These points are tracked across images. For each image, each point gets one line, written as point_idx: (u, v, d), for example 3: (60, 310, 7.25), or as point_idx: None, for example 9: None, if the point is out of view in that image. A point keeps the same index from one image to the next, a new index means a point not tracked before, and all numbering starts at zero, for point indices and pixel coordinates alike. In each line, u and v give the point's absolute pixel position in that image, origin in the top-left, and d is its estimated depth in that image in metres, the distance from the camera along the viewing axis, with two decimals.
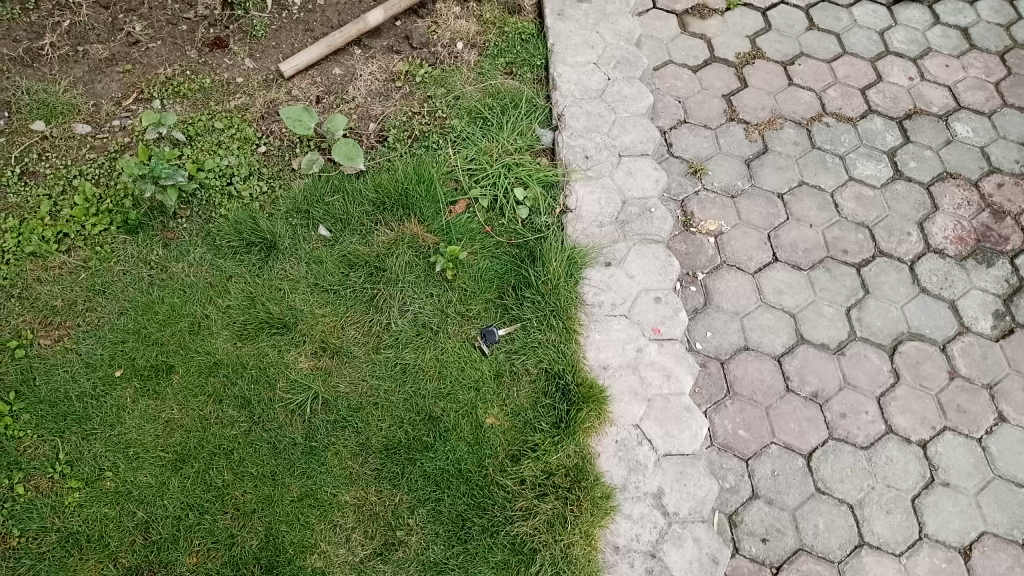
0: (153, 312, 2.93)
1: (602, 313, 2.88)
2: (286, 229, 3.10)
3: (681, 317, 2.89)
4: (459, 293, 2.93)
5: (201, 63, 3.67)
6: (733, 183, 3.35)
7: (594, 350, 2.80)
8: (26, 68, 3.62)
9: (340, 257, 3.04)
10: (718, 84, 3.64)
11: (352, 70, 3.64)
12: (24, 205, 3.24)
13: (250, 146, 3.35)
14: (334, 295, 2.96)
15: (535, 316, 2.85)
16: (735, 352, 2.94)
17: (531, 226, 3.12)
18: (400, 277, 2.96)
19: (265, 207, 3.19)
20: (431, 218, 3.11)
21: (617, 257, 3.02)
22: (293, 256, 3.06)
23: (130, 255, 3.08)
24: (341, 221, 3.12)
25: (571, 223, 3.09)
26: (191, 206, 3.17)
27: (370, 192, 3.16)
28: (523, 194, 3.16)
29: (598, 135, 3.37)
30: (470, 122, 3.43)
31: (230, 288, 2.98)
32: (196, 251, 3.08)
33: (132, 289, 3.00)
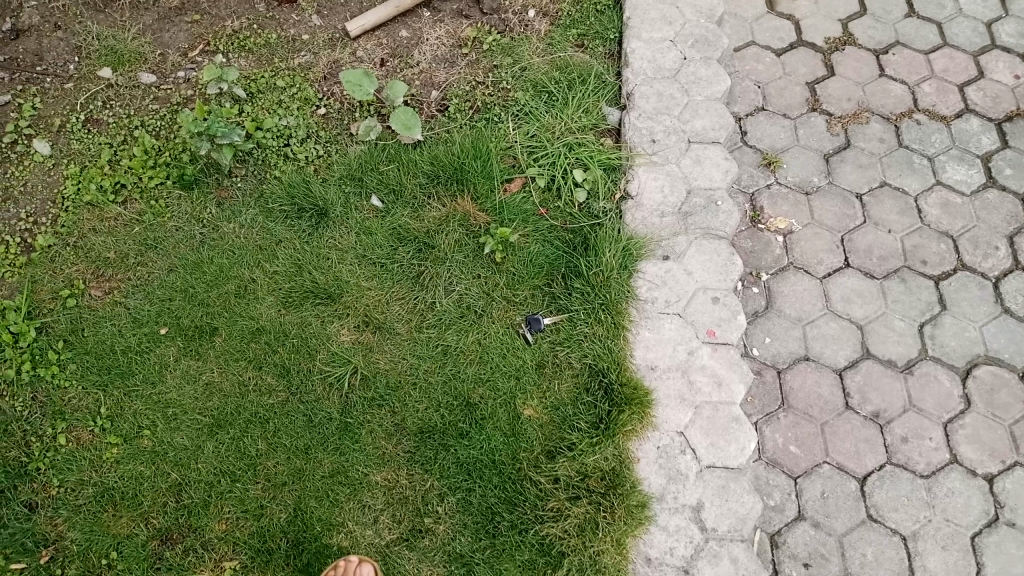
0: (202, 272, 2.92)
1: (654, 310, 2.74)
2: (338, 196, 3.03)
3: (739, 321, 2.71)
4: (508, 276, 2.84)
5: (269, 17, 3.61)
6: (809, 179, 3.15)
7: (642, 348, 2.67)
8: (99, 14, 3.63)
9: (391, 231, 2.96)
10: (802, 70, 3.42)
11: (419, 33, 3.53)
12: (86, 152, 3.27)
13: (310, 107, 3.29)
14: (383, 268, 2.89)
15: (583, 307, 2.73)
16: (794, 362, 2.79)
17: (587, 210, 3.00)
18: (448, 256, 2.88)
19: (319, 171, 3.13)
20: (486, 196, 3.00)
21: (677, 250, 2.87)
22: (344, 224, 2.99)
23: (184, 211, 3.07)
24: (394, 191, 3.04)
25: (629, 211, 2.96)
26: (247, 165, 3.14)
27: (425, 164, 3.06)
28: (582, 175, 3.03)
29: (668, 117, 3.18)
30: (535, 95, 3.29)
31: (278, 253, 2.93)
32: (249, 212, 3.04)
33: (184, 246, 3.00)
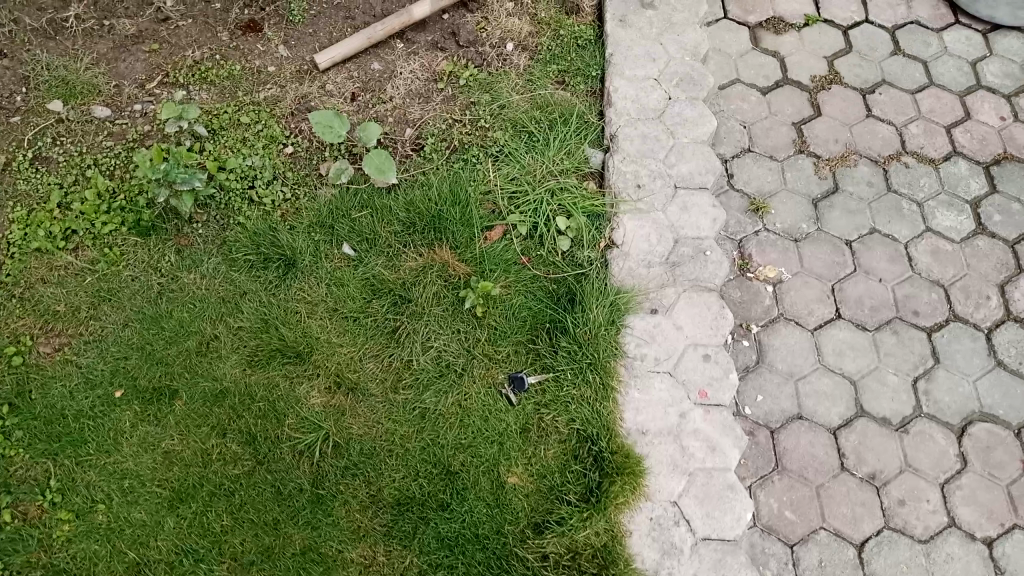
0: (160, 327, 2.76)
1: (643, 368, 2.61)
2: (308, 245, 2.86)
3: (731, 379, 2.60)
4: (489, 331, 2.69)
5: (232, 48, 3.41)
6: (797, 225, 3.04)
7: (632, 411, 2.54)
8: (48, 41, 3.40)
9: (364, 282, 2.80)
10: (788, 110, 3.30)
11: (392, 66, 3.37)
12: (34, 194, 3.06)
13: (277, 146, 3.11)
14: (354, 322, 2.75)
15: (569, 368, 2.59)
16: (787, 421, 2.69)
17: (570, 259, 2.86)
18: (426, 311, 2.73)
19: (286, 216, 2.95)
20: (465, 246, 2.85)
21: (665, 303, 2.75)
22: (313, 275, 2.82)
23: (140, 260, 2.89)
24: (367, 239, 2.87)
25: (615, 260, 2.83)
26: (209, 210, 2.96)
27: (401, 211, 2.90)
28: (564, 223, 2.90)
29: (653, 161, 3.06)
30: (515, 135, 3.15)
31: (243, 307, 2.78)
32: (212, 260, 2.88)
33: (140, 297, 2.83)
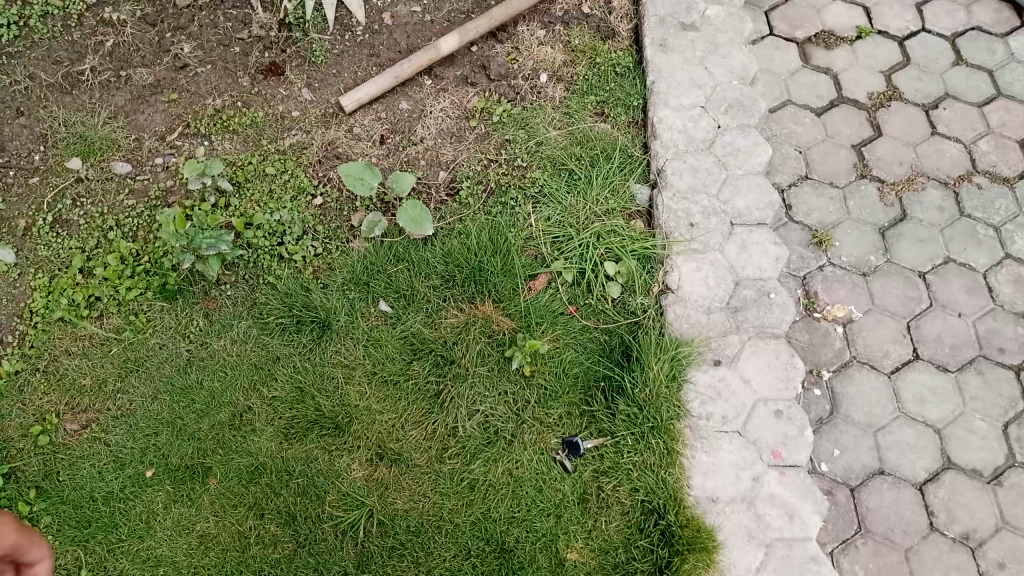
0: (191, 399, 2.62)
1: (710, 428, 2.45)
2: (342, 304, 2.70)
3: (807, 438, 2.44)
4: (539, 392, 2.52)
5: (254, 93, 3.25)
6: (865, 257, 2.81)
7: (700, 476, 2.38)
8: (65, 96, 3.25)
9: (403, 340, 2.63)
10: (846, 130, 3.07)
11: (421, 105, 3.18)
12: (55, 259, 2.93)
13: (305, 197, 2.96)
14: (393, 386, 2.57)
15: (628, 432, 2.44)
16: (868, 477, 2.47)
17: (622, 307, 2.68)
18: (469, 373, 2.55)
19: (318, 275, 2.81)
20: (509, 300, 2.67)
21: (729, 354, 2.57)
22: (349, 336, 2.65)
23: (168, 325, 2.75)
24: (404, 294, 2.70)
25: (671, 307, 2.65)
26: (236, 270, 2.80)
27: (438, 263, 2.73)
28: (614, 268, 2.71)
29: (706, 196, 2.85)
30: (554, 174, 2.95)
31: (277, 374, 2.61)
32: (242, 323, 2.72)
33: (169, 365, 2.69)
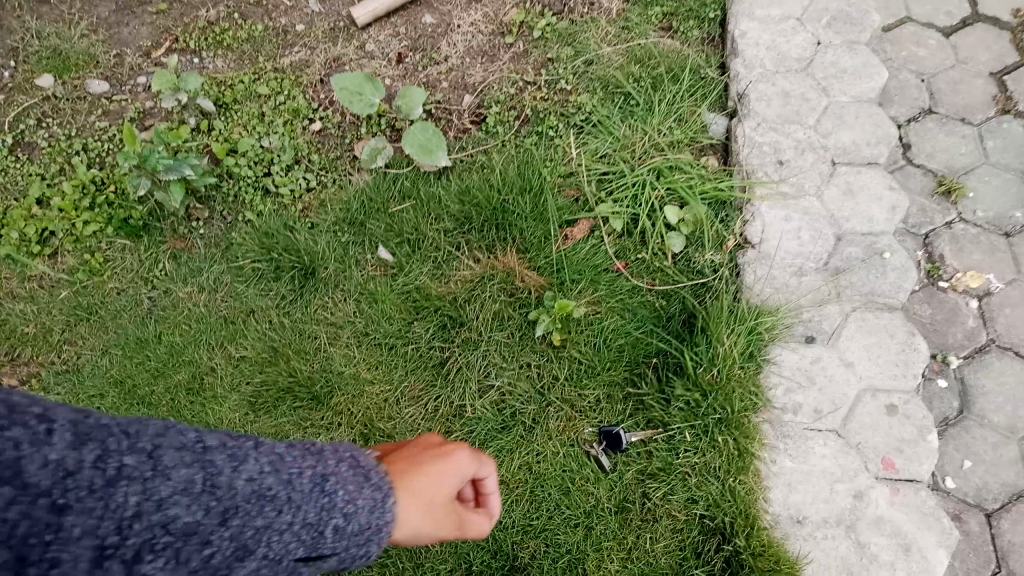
0: (145, 355, 2.13)
1: (798, 427, 1.87)
2: (331, 249, 2.15)
3: (930, 444, 1.84)
4: (571, 367, 1.97)
5: (253, 3, 2.70)
6: (1008, 213, 2.14)
7: (783, 489, 1.82)
8: (42, 6, 2.75)
9: (403, 296, 2.08)
10: (984, 55, 2.37)
11: (448, 18, 2.58)
12: (12, 187, 2.48)
13: (300, 122, 2.43)
14: (388, 352, 2.04)
15: (686, 426, 1.86)
16: (1010, 499, 1.84)
17: (685, 265, 2.08)
18: (484, 337, 2.01)
19: (305, 211, 2.26)
20: (537, 249, 2.08)
21: (826, 329, 1.96)
22: (340, 287, 2.12)
23: (129, 268, 2.27)
24: (408, 239, 2.14)
25: (751, 266, 2.04)
26: (210, 202, 2.30)
27: (452, 203, 2.14)
28: (676, 215, 2.11)
29: (800, 127, 2.23)
30: (606, 100, 2.35)
31: (249, 331, 2.10)
32: (213, 268, 2.21)
33: (126, 317, 2.20)
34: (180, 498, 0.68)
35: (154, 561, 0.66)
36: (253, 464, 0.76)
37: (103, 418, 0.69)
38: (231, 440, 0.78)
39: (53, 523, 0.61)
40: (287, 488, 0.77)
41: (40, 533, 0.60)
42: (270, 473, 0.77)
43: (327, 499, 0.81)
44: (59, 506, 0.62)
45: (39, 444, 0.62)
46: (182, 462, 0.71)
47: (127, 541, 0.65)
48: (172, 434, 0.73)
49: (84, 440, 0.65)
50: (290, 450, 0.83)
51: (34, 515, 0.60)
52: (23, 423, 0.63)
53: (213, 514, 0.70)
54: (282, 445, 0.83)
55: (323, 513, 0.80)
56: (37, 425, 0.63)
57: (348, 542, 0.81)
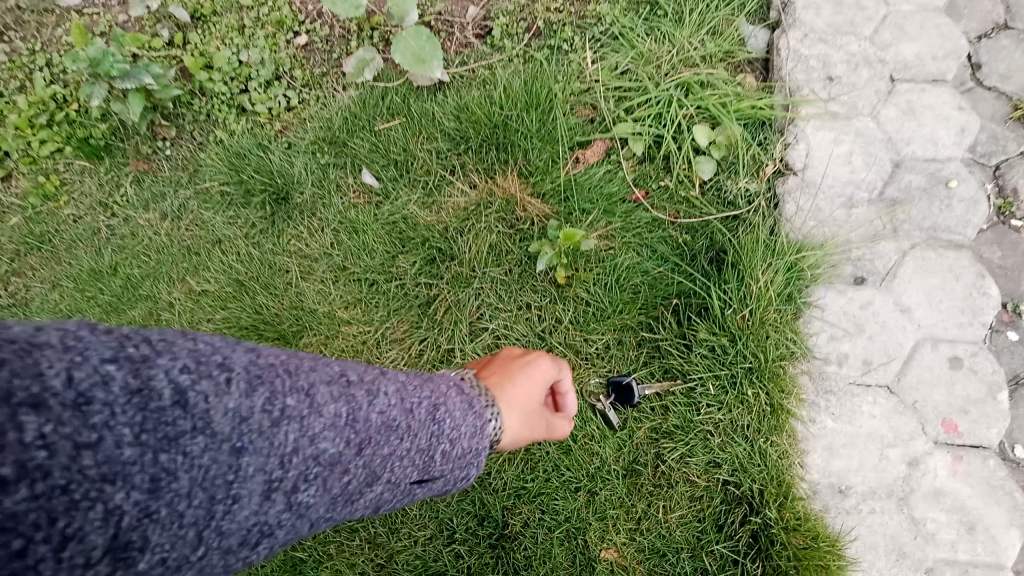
0: (98, 289, 1.90)
1: (842, 382, 1.60)
2: (309, 171, 1.89)
3: (1001, 405, 1.57)
4: (577, 309, 1.71)
5: None
6: None
7: (823, 454, 1.57)
8: None
9: (387, 225, 1.82)
10: None
11: None
12: None
13: (284, 34, 2.03)
14: (369, 289, 1.79)
15: (710, 376, 1.60)
16: None
17: (715, 195, 1.77)
18: (478, 272, 1.76)
19: (285, 132, 1.99)
20: (543, 172, 1.80)
21: (880, 269, 1.67)
22: (317, 215, 1.86)
23: (88, 193, 2.01)
24: (396, 161, 1.86)
25: (793, 195, 1.74)
26: (179, 120, 2.01)
27: (447, 120, 1.85)
28: (707, 136, 1.77)
29: (853, 39, 1.84)
30: (629, 11, 1.90)
31: (212, 262, 1.86)
32: (177, 194, 1.95)
33: (82, 248, 1.97)
34: (328, 435, 0.74)
35: (305, 489, 0.72)
36: (383, 398, 0.85)
37: (269, 359, 0.74)
38: (367, 373, 0.87)
39: (233, 464, 0.66)
40: (408, 419, 0.87)
41: (225, 474, 0.65)
42: (392, 409, 0.85)
43: (436, 428, 0.92)
44: (238, 448, 0.66)
45: (221, 393, 0.66)
46: (329, 400, 0.77)
47: (287, 475, 0.70)
48: (320, 369, 0.80)
49: (257, 385, 0.70)
50: (401, 387, 0.90)
51: (220, 458, 0.65)
52: (210, 374, 0.66)
53: (350, 446, 0.78)
54: (396, 384, 0.90)
55: (431, 440, 0.92)
56: (217, 373, 0.67)
57: (452, 462, 0.96)
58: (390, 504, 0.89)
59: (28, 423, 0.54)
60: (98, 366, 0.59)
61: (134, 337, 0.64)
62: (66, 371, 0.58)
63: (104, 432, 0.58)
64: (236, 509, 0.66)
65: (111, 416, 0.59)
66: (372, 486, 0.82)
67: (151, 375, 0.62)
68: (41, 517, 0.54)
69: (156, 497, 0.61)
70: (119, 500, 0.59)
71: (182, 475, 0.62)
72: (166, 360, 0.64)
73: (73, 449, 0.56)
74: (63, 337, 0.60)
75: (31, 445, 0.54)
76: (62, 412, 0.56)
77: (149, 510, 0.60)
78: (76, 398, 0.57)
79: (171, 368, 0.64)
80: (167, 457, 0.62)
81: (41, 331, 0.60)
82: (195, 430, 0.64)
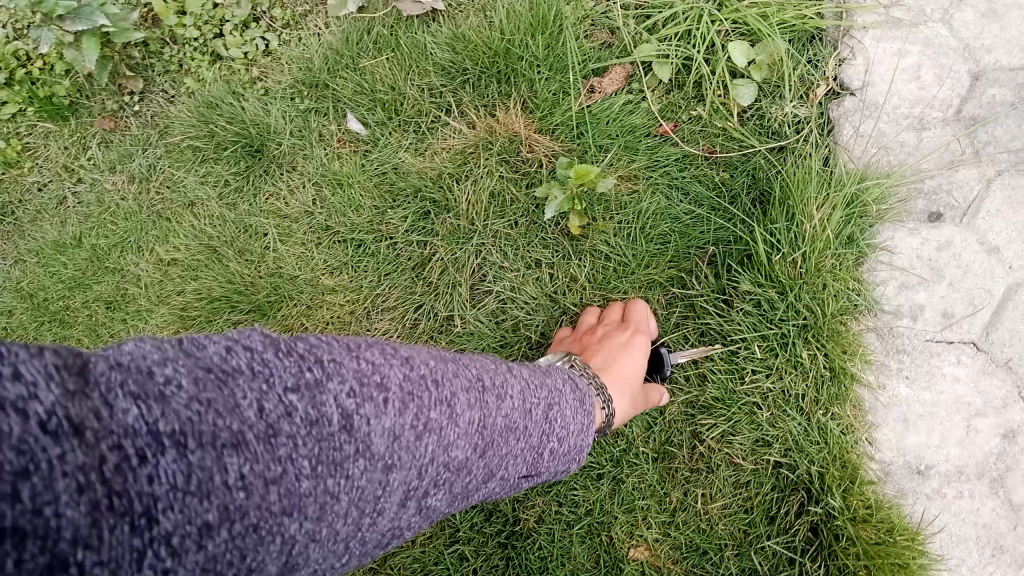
0: (62, 263, 1.69)
1: (918, 339, 1.34)
2: (288, 120, 1.66)
3: None
4: (595, 264, 1.47)
5: None
6: None
7: (899, 427, 1.32)
8: None
9: (375, 177, 1.59)
10: None
11: None
12: None
13: None
14: (356, 250, 1.58)
15: (755, 337, 1.35)
16: None
17: (758, 124, 1.48)
18: (477, 227, 1.52)
19: (264, 79, 1.70)
20: (552, 106, 1.54)
21: (960, 201, 1.39)
22: (297, 169, 1.64)
23: (52, 157, 1.75)
24: (382, 103, 1.62)
25: (846, 120, 1.46)
26: (147, 71, 1.74)
27: (439, 51, 1.60)
28: (746, 54, 1.48)
29: None
30: None
31: (181, 228, 1.65)
32: (147, 153, 1.71)
33: (46, 219, 1.72)
34: (459, 443, 0.74)
35: (433, 494, 0.72)
36: (510, 403, 0.82)
37: (419, 366, 0.72)
38: (497, 374, 0.84)
39: (382, 480, 0.65)
40: (527, 421, 0.85)
41: (374, 490, 0.64)
42: (517, 410, 0.83)
43: (550, 427, 0.90)
44: (387, 466, 0.65)
45: (379, 415, 0.64)
46: (465, 408, 0.75)
47: (422, 483, 0.70)
48: (459, 374, 0.77)
49: (408, 402, 0.67)
50: (523, 385, 0.88)
51: (373, 478, 0.64)
52: (371, 398, 0.64)
53: (475, 449, 0.76)
54: (520, 380, 0.88)
55: (543, 438, 0.89)
56: (378, 394, 0.65)
57: (559, 461, 0.94)
58: (498, 494, 0.89)
59: (231, 465, 0.53)
60: (282, 398, 0.58)
61: (310, 358, 0.62)
62: (257, 403, 0.56)
63: (288, 465, 0.57)
64: (378, 519, 0.66)
65: (295, 448, 0.58)
66: (487, 482, 0.82)
67: (325, 403, 0.60)
68: (236, 555, 0.53)
69: (320, 522, 0.59)
70: (293, 530, 0.57)
71: (342, 497, 0.61)
72: (335, 385, 0.62)
73: (263, 486, 0.55)
74: (252, 361, 0.58)
75: (234, 485, 0.53)
76: (258, 447, 0.55)
77: (314, 533, 0.59)
78: (266, 431, 0.56)
79: (340, 392, 0.62)
80: (332, 482, 0.60)
81: (232, 354, 0.57)
82: (357, 452, 0.62)
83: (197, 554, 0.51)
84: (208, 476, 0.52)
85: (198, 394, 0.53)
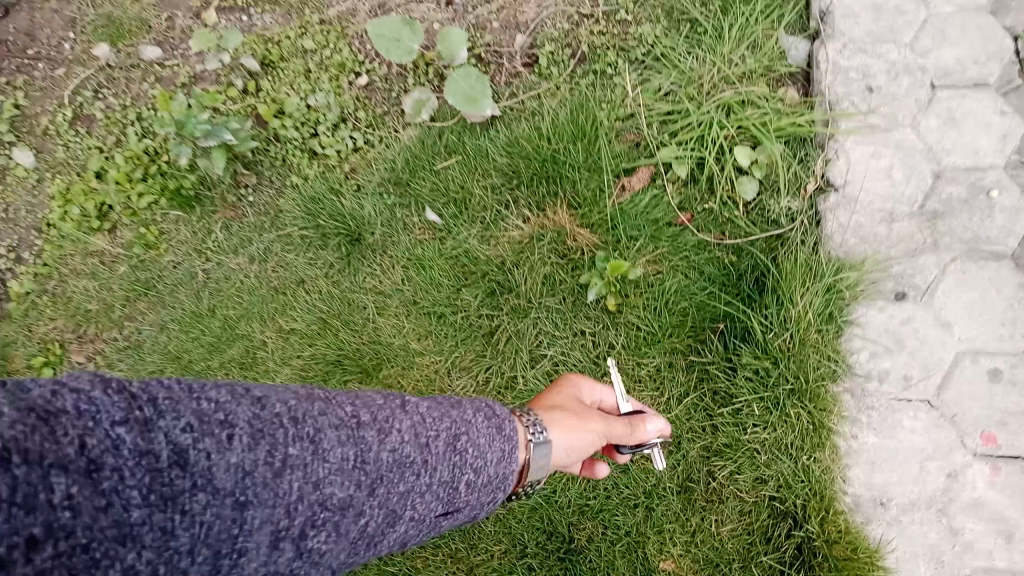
0: (200, 330, 2.09)
1: (885, 397, 1.73)
2: (379, 212, 2.04)
3: None
4: (629, 334, 1.84)
5: None
6: None
7: (867, 469, 1.72)
8: None
9: (451, 261, 1.98)
10: None
11: None
12: None
13: (346, 76, 2.10)
14: (437, 321, 1.97)
15: (755, 398, 1.73)
16: None
17: (759, 215, 1.83)
18: (533, 306, 1.91)
19: (355, 173, 2.08)
20: (592, 203, 1.90)
21: (920, 283, 1.75)
22: (388, 253, 2.03)
23: (184, 241, 2.13)
24: (456, 199, 2.00)
25: (831, 212, 1.80)
26: (257, 167, 2.12)
27: (498, 155, 1.97)
28: (748, 157, 1.83)
29: (893, 46, 1.83)
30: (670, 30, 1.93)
31: (298, 302, 2.05)
32: (262, 238, 2.10)
33: (183, 291, 2.11)
34: (333, 481, 0.81)
35: (313, 535, 0.80)
36: (395, 436, 0.90)
37: (273, 406, 0.81)
38: (383, 410, 0.92)
39: (235, 518, 0.74)
40: (423, 454, 0.93)
41: (227, 527, 0.74)
42: (408, 443, 0.91)
43: (459, 458, 0.97)
44: (239, 502, 0.75)
45: (222, 451, 0.74)
46: (336, 444, 0.83)
47: (292, 523, 0.78)
48: (331, 412, 0.86)
49: (258, 438, 0.77)
50: (421, 418, 0.96)
51: (221, 514, 0.74)
52: (211, 434, 0.74)
53: (361, 487, 0.85)
54: (413, 415, 0.95)
55: (456, 471, 0.97)
56: (221, 432, 0.75)
57: (476, 493, 1.01)
58: (417, 534, 0.97)
59: (58, 484, 0.64)
60: (110, 431, 0.69)
61: (140, 398, 0.72)
62: (79, 439, 0.66)
63: (113, 497, 0.68)
64: (243, 561, 0.76)
65: (120, 481, 0.68)
66: (395, 524, 0.91)
67: (154, 439, 0.71)
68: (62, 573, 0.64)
69: (160, 554, 0.71)
70: (132, 558, 0.69)
71: (183, 533, 0.72)
72: (167, 423, 0.72)
73: (94, 511, 0.67)
74: (78, 401, 0.68)
75: (59, 505, 0.64)
76: (79, 479, 0.65)
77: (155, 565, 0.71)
78: (88, 464, 0.67)
79: (171, 429, 0.72)
80: (165, 515, 0.71)
81: (57, 395, 0.67)
82: (195, 487, 0.72)
83: (26, 566, 0.62)
84: (33, 491, 0.63)
85: (20, 418, 0.64)
